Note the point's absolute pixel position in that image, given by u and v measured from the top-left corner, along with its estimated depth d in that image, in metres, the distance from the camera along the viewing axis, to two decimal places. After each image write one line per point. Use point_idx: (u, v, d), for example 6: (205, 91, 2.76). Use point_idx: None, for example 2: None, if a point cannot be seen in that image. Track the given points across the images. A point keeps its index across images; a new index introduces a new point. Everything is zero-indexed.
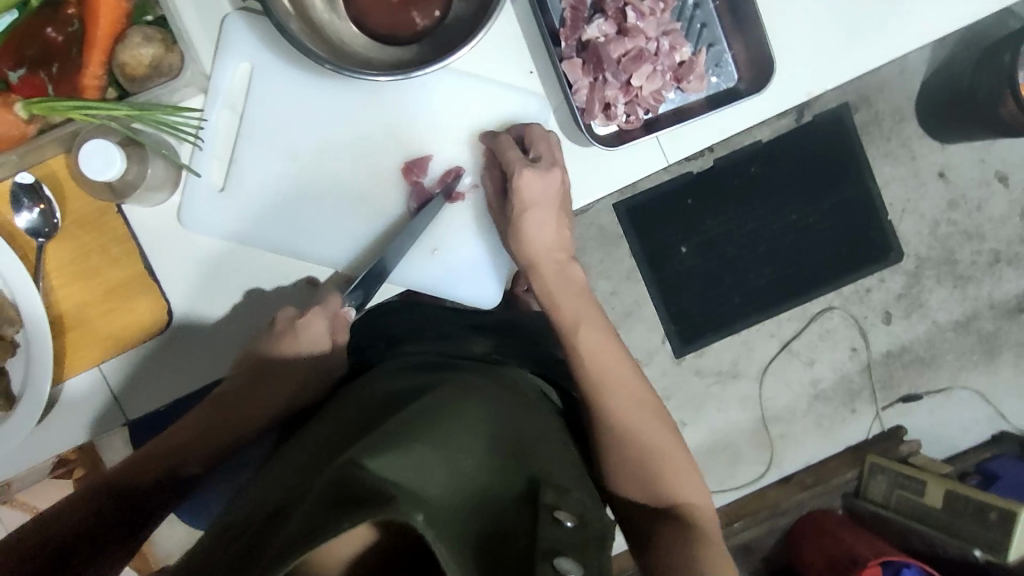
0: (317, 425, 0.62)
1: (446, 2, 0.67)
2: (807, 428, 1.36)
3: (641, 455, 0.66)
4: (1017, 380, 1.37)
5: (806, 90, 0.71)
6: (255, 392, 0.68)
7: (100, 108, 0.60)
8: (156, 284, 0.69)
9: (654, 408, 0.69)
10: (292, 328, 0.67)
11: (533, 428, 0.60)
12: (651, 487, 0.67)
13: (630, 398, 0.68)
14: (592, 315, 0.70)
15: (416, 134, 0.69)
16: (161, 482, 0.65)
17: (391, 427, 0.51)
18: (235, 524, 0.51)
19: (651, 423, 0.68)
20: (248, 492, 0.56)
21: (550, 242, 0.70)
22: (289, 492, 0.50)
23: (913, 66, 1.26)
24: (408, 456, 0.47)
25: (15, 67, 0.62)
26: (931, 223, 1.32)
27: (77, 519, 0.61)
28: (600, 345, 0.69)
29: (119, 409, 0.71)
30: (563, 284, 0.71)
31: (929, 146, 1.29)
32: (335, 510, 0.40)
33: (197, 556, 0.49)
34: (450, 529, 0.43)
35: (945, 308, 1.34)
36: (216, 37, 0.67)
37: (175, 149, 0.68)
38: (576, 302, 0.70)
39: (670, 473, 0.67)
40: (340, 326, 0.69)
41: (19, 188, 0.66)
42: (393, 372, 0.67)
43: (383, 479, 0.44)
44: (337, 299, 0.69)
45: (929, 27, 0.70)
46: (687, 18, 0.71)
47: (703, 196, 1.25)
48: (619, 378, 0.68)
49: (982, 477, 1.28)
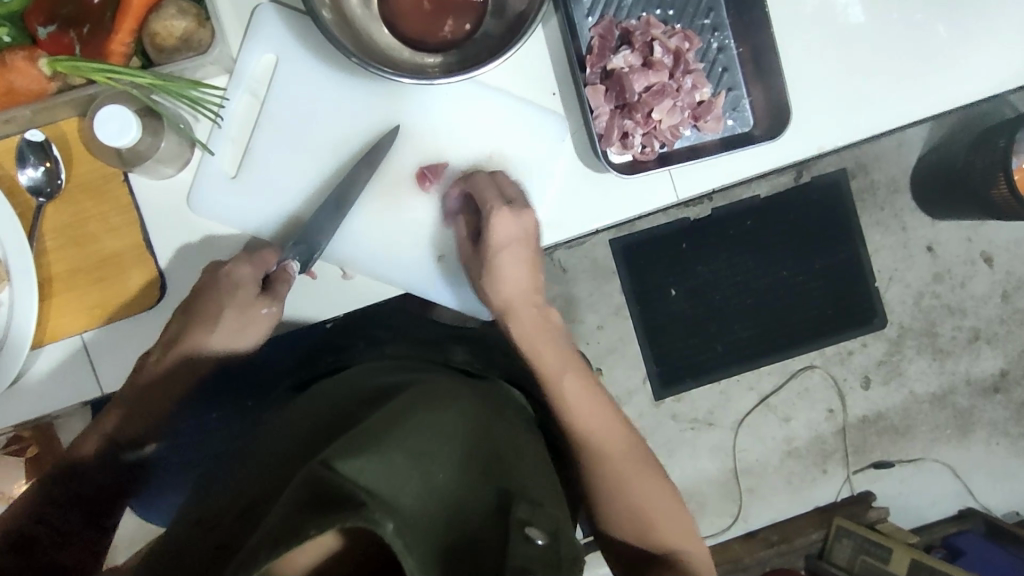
0: (294, 416, 0.62)
1: (478, 17, 0.68)
2: (776, 484, 1.35)
3: (641, 523, 0.70)
4: (985, 458, 1.38)
5: (816, 144, 0.72)
6: (148, 384, 0.69)
7: (124, 74, 0.59)
8: (153, 256, 0.68)
9: (654, 475, 0.72)
10: (216, 280, 0.67)
11: (510, 442, 0.60)
12: (639, 530, 0.70)
13: (636, 480, 0.70)
14: (598, 403, 0.71)
15: (435, 142, 0.69)
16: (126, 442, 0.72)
17: (366, 428, 0.52)
18: (208, 517, 0.51)
19: (642, 471, 0.71)
20: (228, 480, 0.56)
21: (525, 285, 0.70)
22: (265, 485, 0.51)
23: (911, 142, 1.31)
24: (381, 460, 0.49)
25: (46, 23, 0.62)
26: (915, 294, 1.34)
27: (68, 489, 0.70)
28: (583, 398, 0.70)
29: (94, 376, 0.69)
30: (541, 329, 0.71)
31: (920, 220, 1.33)
32: (308, 511, 0.41)
33: (171, 548, 0.50)
34: (420, 540, 0.43)
35: (922, 380, 1.36)
36: (246, 23, 0.67)
37: (191, 126, 0.67)
38: (585, 396, 0.70)
39: (662, 523, 0.71)
40: (277, 278, 0.66)
41: (26, 145, 0.64)
42: (381, 369, 0.68)
43: (355, 484, 0.45)
44: (277, 256, 0.67)
45: (939, 98, 0.72)
46: (709, 60, 0.72)
47: (698, 242, 1.27)
48: (630, 459, 0.70)
49: (946, 551, 1.30)
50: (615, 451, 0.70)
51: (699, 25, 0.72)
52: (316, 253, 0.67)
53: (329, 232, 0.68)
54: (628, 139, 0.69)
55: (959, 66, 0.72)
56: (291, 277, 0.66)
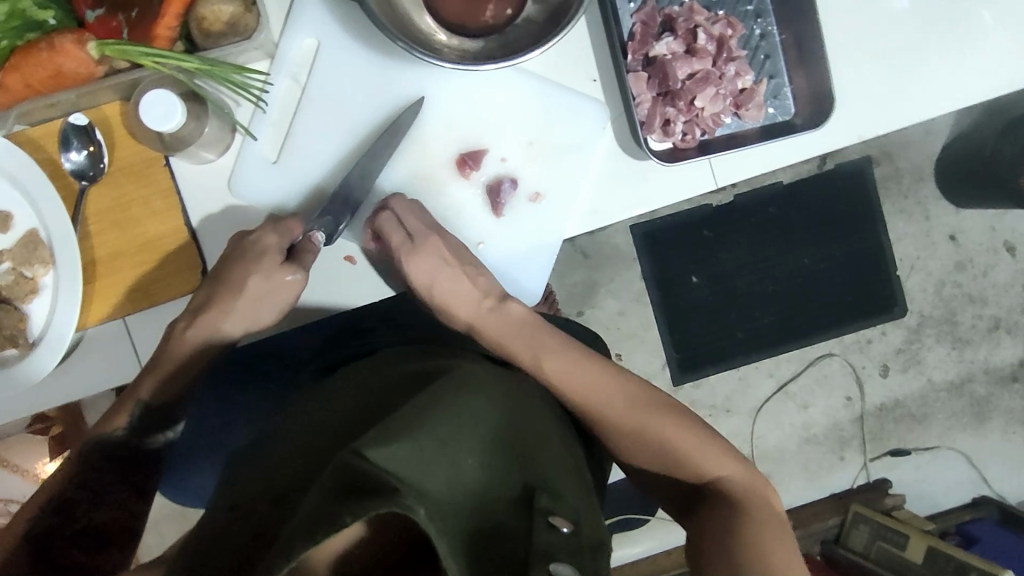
0: (324, 404, 0.62)
1: (520, 2, 0.67)
2: (792, 471, 1.36)
3: (668, 459, 0.65)
4: (1003, 447, 1.38)
5: (856, 133, 0.72)
6: (174, 348, 0.67)
7: (172, 58, 0.59)
8: (195, 241, 0.69)
9: (668, 414, 0.66)
10: (243, 247, 0.66)
11: (537, 428, 0.60)
12: (672, 467, 0.65)
13: (649, 423, 0.66)
14: (585, 368, 0.68)
15: (475, 127, 0.69)
16: (143, 417, 0.67)
17: (398, 416, 0.52)
18: (246, 502, 0.52)
19: (651, 412, 0.66)
20: (261, 467, 0.57)
21: (468, 295, 0.69)
22: (300, 471, 0.51)
23: (937, 129, 1.29)
24: (412, 447, 0.49)
25: (94, 6, 0.62)
26: (937, 283, 1.34)
27: (85, 471, 0.64)
28: (562, 369, 0.68)
29: (135, 355, 0.70)
30: (507, 326, 0.70)
31: (944, 209, 1.32)
32: (342, 498, 0.41)
33: (210, 534, 0.50)
34: (450, 525, 0.44)
35: (942, 368, 1.36)
36: (288, 8, 0.67)
37: (233, 110, 0.67)
38: (569, 368, 0.68)
39: (691, 453, 0.64)
40: (302, 249, 0.66)
41: (71, 129, 0.65)
42: (405, 357, 0.68)
43: (388, 471, 0.45)
44: (302, 229, 0.67)
45: (981, 86, 0.71)
46: (752, 47, 0.72)
47: (720, 228, 1.26)
48: (634, 406, 0.67)
49: (962, 538, 1.29)
50: (604, 398, 0.67)
51: (741, 12, 0.71)
52: (342, 225, 0.67)
53: (357, 201, 0.68)
54: (671, 127, 0.69)
55: (1002, 53, 0.71)
56: (316, 249, 0.66)
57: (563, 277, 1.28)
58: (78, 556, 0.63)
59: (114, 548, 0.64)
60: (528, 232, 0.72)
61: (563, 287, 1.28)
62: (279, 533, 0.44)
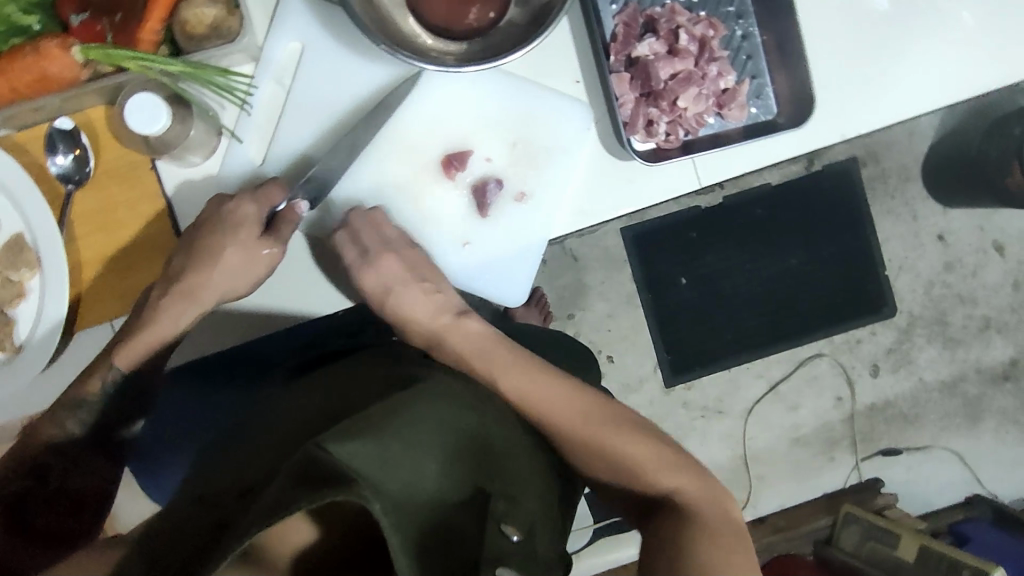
0: (297, 398, 0.62)
1: (503, 5, 0.67)
2: (784, 470, 1.37)
3: (628, 473, 0.64)
4: (994, 446, 1.39)
5: (839, 133, 0.72)
6: (153, 318, 0.65)
7: (156, 62, 0.60)
8: (171, 222, 0.69)
9: (627, 429, 0.65)
10: (219, 217, 0.66)
11: (505, 433, 0.61)
12: (632, 481, 0.64)
13: (607, 439, 0.64)
14: (541, 382, 0.66)
15: (460, 130, 0.70)
16: (115, 392, 0.66)
17: (361, 415, 0.53)
18: (211, 494, 0.52)
19: (610, 428, 0.65)
20: (229, 459, 0.57)
21: (426, 305, 0.69)
22: (268, 462, 0.52)
23: (923, 130, 1.30)
24: (379, 444, 0.49)
25: (79, 11, 0.63)
26: (926, 283, 1.35)
27: (54, 444, 0.65)
28: (520, 385, 0.66)
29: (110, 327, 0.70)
30: (465, 341, 0.69)
31: (932, 209, 1.33)
32: (303, 483, 0.42)
33: (174, 522, 0.51)
34: (407, 520, 0.45)
35: (932, 368, 1.37)
36: (272, 12, 0.68)
37: (218, 113, 0.68)
38: (525, 383, 0.66)
39: (651, 470, 0.63)
40: (283, 217, 0.67)
41: (56, 133, 0.65)
42: (384, 357, 0.68)
43: (351, 462, 0.46)
44: (284, 192, 0.67)
45: (962, 87, 0.72)
46: (734, 48, 0.72)
47: (709, 230, 1.27)
48: (590, 423, 0.65)
49: (953, 537, 1.28)
50: (563, 421, 0.65)
51: (723, 12, 0.72)
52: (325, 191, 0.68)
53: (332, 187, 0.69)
54: (654, 126, 0.70)
55: (982, 53, 0.71)
56: (298, 216, 0.67)
57: (553, 279, 1.29)
58: (51, 519, 0.66)
59: (87, 515, 0.68)
60: (512, 233, 0.72)
61: (553, 289, 1.29)
62: (240, 519, 0.45)
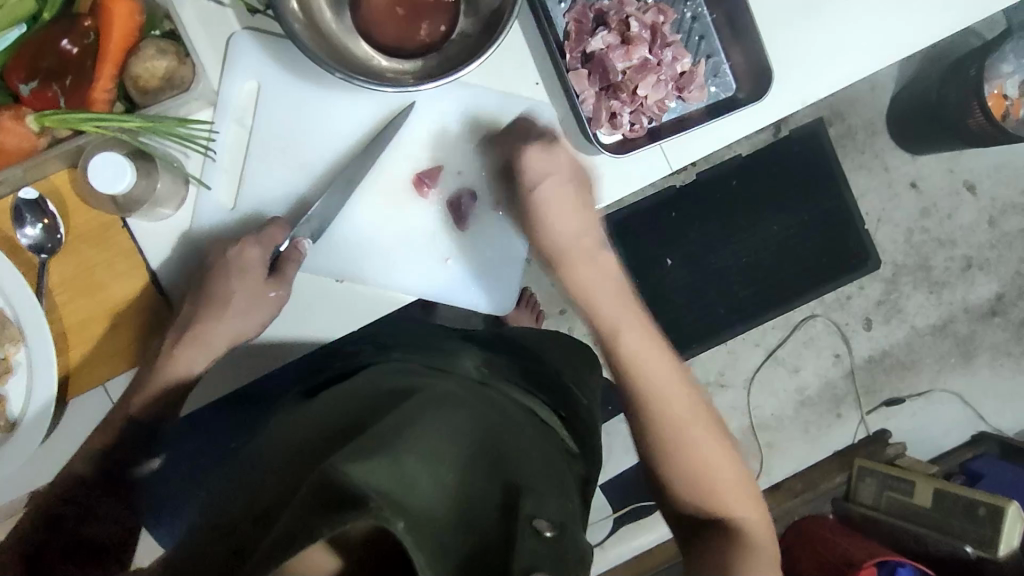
0: (301, 421, 0.61)
1: (452, 17, 0.68)
2: (794, 434, 1.38)
3: (703, 481, 0.68)
4: (992, 381, 1.41)
5: (799, 99, 0.73)
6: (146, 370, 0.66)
7: (112, 121, 0.60)
8: (154, 283, 0.69)
9: (715, 434, 0.70)
10: (225, 262, 0.66)
11: (516, 435, 0.60)
12: (703, 492, 0.68)
13: (694, 437, 0.69)
14: (659, 359, 0.71)
15: (426, 146, 0.70)
16: (121, 441, 0.67)
17: (376, 432, 0.53)
18: (223, 522, 0.51)
19: (704, 431, 0.70)
20: (236, 487, 0.56)
21: (571, 231, 0.71)
22: (279, 487, 0.51)
23: (883, 82, 1.32)
24: (393, 461, 0.49)
25: (27, 79, 0.62)
26: (905, 232, 1.37)
27: (65, 495, 0.64)
28: (646, 353, 0.70)
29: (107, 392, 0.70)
30: (595, 269, 0.71)
31: (901, 158, 1.35)
32: (321, 507, 0.42)
33: (187, 555, 0.50)
34: (430, 537, 0.44)
35: (922, 313, 1.39)
36: (223, 53, 0.68)
37: (183, 162, 0.67)
38: (645, 349, 0.71)
39: (725, 485, 0.68)
40: (288, 259, 0.67)
41: (21, 203, 0.65)
42: (388, 373, 0.67)
43: (368, 481, 0.45)
44: (287, 232, 0.67)
45: (910, 39, 0.73)
46: (685, 30, 0.73)
47: (687, 208, 1.28)
48: (690, 419, 0.70)
49: (967, 477, 1.29)
50: (669, 403, 0.70)
51: None
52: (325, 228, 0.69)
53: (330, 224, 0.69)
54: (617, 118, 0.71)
55: (924, 4, 0.73)
56: (303, 255, 0.67)
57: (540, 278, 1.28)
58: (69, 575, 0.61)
59: (111, 560, 0.64)
60: (494, 241, 0.73)
61: (542, 288, 1.28)
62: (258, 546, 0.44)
